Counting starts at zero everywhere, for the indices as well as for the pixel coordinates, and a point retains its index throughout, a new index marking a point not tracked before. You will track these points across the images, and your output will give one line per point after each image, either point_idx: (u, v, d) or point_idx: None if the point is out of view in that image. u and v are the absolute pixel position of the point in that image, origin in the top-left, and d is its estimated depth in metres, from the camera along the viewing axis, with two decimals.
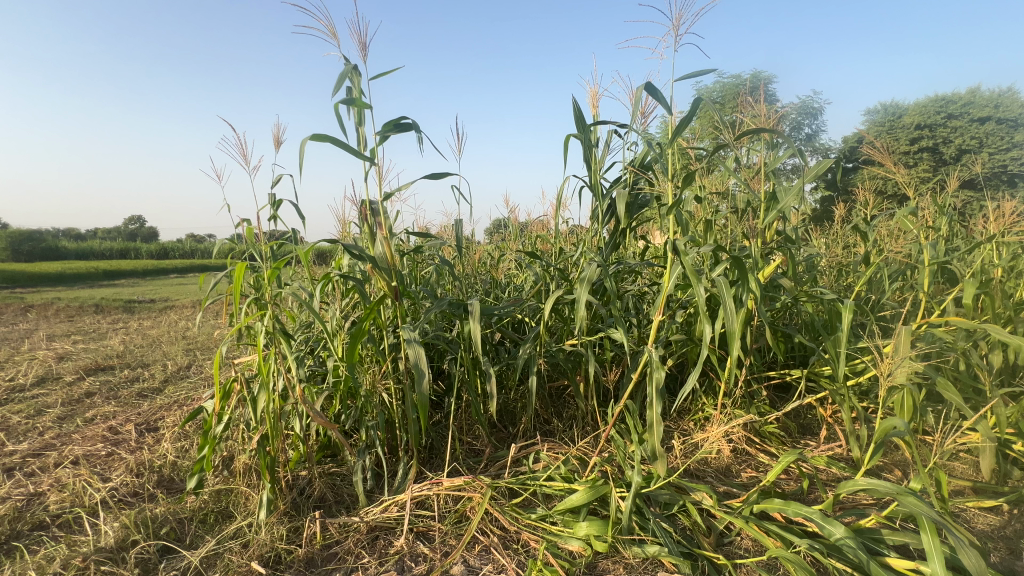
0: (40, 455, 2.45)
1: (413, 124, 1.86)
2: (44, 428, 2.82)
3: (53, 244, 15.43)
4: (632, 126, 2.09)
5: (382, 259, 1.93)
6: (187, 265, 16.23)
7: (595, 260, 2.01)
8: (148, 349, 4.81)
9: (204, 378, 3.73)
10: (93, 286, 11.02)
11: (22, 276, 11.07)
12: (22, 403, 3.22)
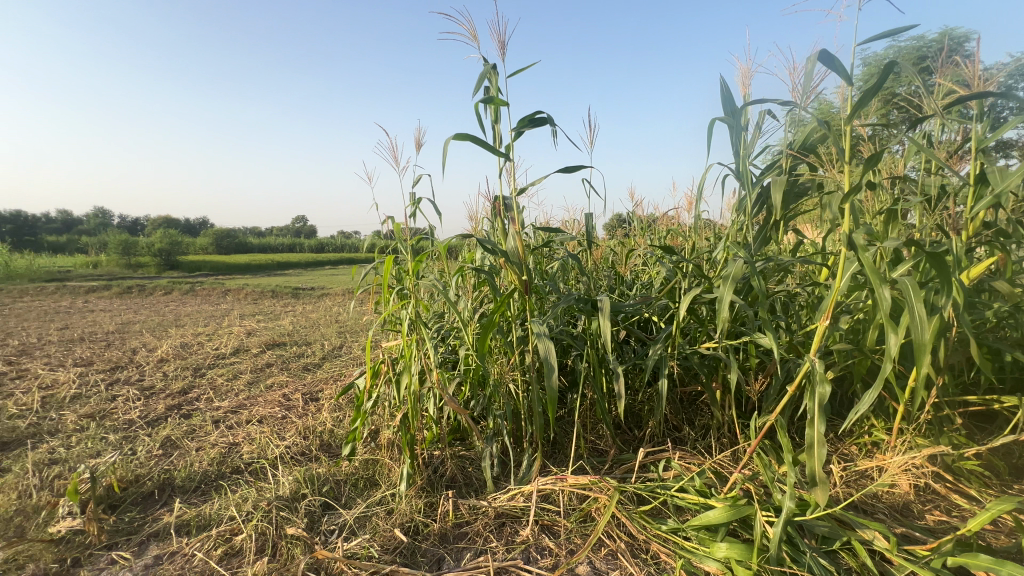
0: (236, 411, 3.00)
1: (548, 119, 1.86)
2: (239, 390, 3.45)
3: (243, 240, 18.85)
4: (794, 104, 1.82)
5: (514, 253, 1.97)
6: (339, 258, 18.65)
7: (741, 255, 1.81)
8: (311, 329, 5.62)
9: (353, 358, 4.24)
10: (271, 275, 13.24)
11: (223, 266, 13.77)
12: (224, 368, 3.99)
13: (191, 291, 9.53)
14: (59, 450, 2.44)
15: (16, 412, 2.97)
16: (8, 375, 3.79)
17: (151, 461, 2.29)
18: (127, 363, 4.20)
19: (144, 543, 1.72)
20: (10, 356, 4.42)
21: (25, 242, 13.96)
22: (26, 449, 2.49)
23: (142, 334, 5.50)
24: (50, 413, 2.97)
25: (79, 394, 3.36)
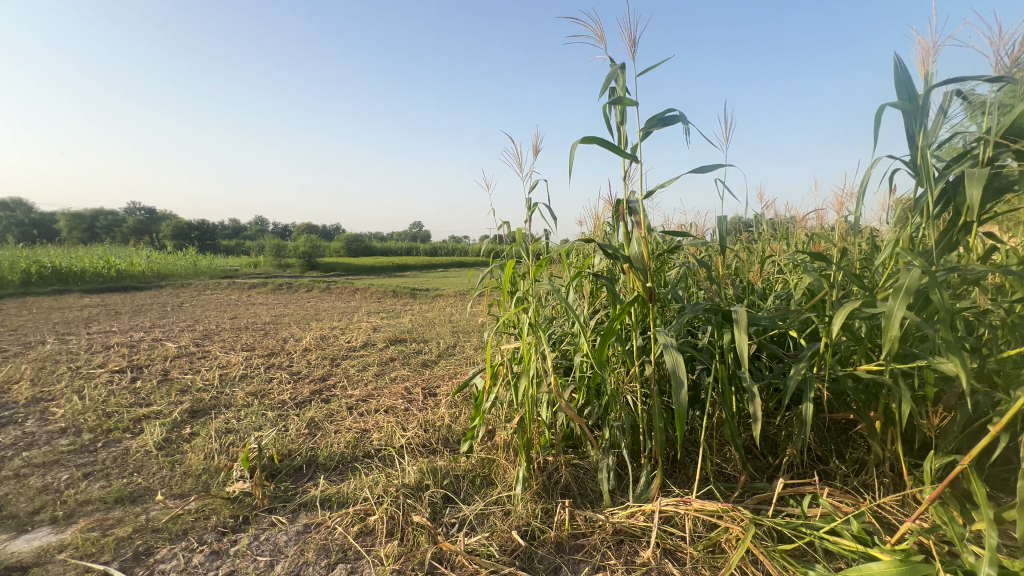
0: (366, 400, 3.30)
1: (680, 117, 1.75)
2: (368, 381, 3.80)
3: (369, 244, 20.87)
4: (1001, 80, 1.49)
5: (638, 259, 1.89)
6: (450, 261, 19.76)
7: (919, 264, 1.53)
8: (427, 327, 6.01)
9: (466, 358, 4.43)
10: (392, 276, 14.46)
11: (352, 268, 15.37)
12: (356, 360, 4.43)
13: (328, 289, 10.76)
14: (233, 421, 2.90)
15: (203, 386, 3.60)
16: (197, 355, 4.63)
17: (300, 438, 2.61)
18: (280, 350, 4.87)
19: (296, 510, 1.95)
20: (197, 339, 5.39)
21: (207, 246, 16.96)
22: (209, 418, 3.00)
23: (291, 326, 6.35)
24: (226, 389, 3.55)
25: (246, 375, 3.97)
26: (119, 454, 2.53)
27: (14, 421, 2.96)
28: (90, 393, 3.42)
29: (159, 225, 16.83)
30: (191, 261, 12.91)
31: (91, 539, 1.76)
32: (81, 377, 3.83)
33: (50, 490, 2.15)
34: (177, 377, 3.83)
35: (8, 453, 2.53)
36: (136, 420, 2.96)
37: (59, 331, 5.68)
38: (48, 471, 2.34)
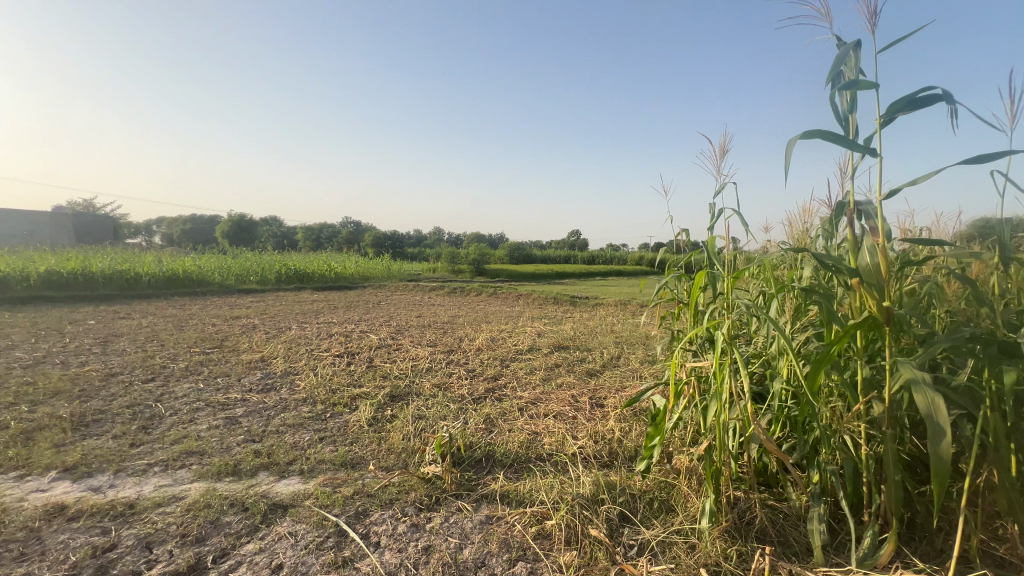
0: (535, 403, 3.42)
1: (942, 95, 1.40)
2: (535, 384, 3.93)
3: (530, 252, 21.87)
4: None
5: (871, 273, 1.56)
6: (609, 270, 19.48)
7: None
8: (589, 336, 5.99)
9: (632, 370, 4.28)
10: (551, 283, 14.86)
11: (515, 275, 16.26)
12: (523, 363, 4.63)
13: (495, 294, 11.57)
14: (423, 408, 3.28)
15: (399, 374, 4.17)
16: (393, 347, 5.40)
17: (479, 432, 2.82)
18: (457, 348, 5.38)
19: (478, 500, 2.10)
20: (393, 333, 6.29)
21: (398, 254, 19.78)
22: (405, 403, 3.44)
23: (465, 326, 6.98)
24: (416, 379, 4.05)
25: (431, 368, 4.48)
26: (342, 424, 3.08)
27: (275, 388, 3.83)
28: (321, 371, 4.24)
29: (364, 235, 20.24)
30: (387, 266, 15.06)
31: (326, 493, 2.16)
32: (315, 357, 4.79)
33: (298, 447, 2.71)
34: (379, 365, 4.51)
35: (272, 412, 3.28)
36: (353, 398, 3.56)
37: (300, 320, 7.22)
38: (297, 431, 2.96)
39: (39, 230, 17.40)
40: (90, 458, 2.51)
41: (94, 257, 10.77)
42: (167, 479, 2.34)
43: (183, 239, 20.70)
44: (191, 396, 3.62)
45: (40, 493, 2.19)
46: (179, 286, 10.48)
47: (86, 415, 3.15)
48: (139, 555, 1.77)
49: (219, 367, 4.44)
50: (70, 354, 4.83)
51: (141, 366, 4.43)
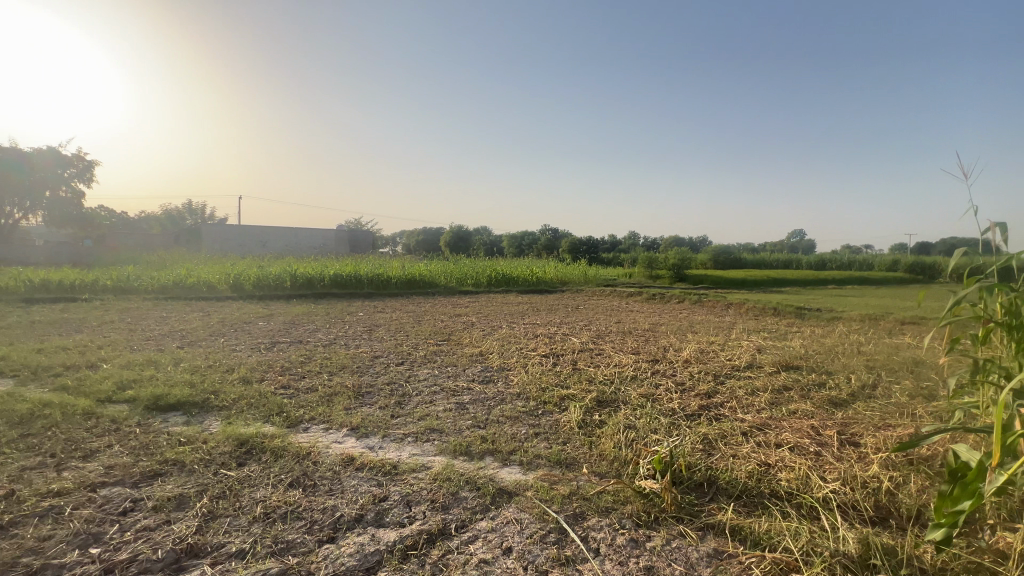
0: (762, 430, 2.98)
1: None
2: (760, 407, 3.44)
3: (740, 256, 19.53)
4: None
5: None
6: (848, 276, 15.96)
7: None
8: (828, 357, 4.97)
9: (897, 405, 3.37)
10: (768, 292, 12.93)
11: (722, 282, 14.74)
12: (742, 381, 4.11)
13: (699, 302, 10.68)
14: (632, 419, 3.19)
15: (604, 380, 4.17)
16: (596, 351, 5.43)
17: (697, 452, 2.59)
18: (662, 358, 5.10)
19: (703, 529, 1.92)
20: (594, 337, 6.35)
21: (594, 259, 20.03)
22: (612, 411, 3.41)
23: (669, 335, 6.59)
24: (622, 387, 3.98)
25: (636, 376, 4.35)
26: (553, 423, 3.21)
27: (493, 381, 4.25)
28: (531, 369, 4.54)
29: (562, 241, 21.12)
30: (584, 270, 15.25)
31: (545, 487, 2.27)
32: (525, 356, 5.15)
33: (517, 438, 2.93)
34: (584, 368, 4.59)
35: (493, 403, 3.63)
36: (561, 399, 3.70)
37: (509, 320, 7.90)
38: (514, 423, 3.21)
39: (329, 244, 23.32)
40: (366, 422, 3.17)
41: (363, 263, 13.88)
42: (418, 450, 2.79)
43: (418, 248, 24.99)
44: (429, 380, 4.28)
45: (337, 444, 2.86)
46: (416, 287, 12.67)
47: (361, 387, 4.02)
48: (403, 509, 2.14)
49: (448, 358, 5.16)
50: (349, 339, 6.27)
51: (394, 351, 5.46)
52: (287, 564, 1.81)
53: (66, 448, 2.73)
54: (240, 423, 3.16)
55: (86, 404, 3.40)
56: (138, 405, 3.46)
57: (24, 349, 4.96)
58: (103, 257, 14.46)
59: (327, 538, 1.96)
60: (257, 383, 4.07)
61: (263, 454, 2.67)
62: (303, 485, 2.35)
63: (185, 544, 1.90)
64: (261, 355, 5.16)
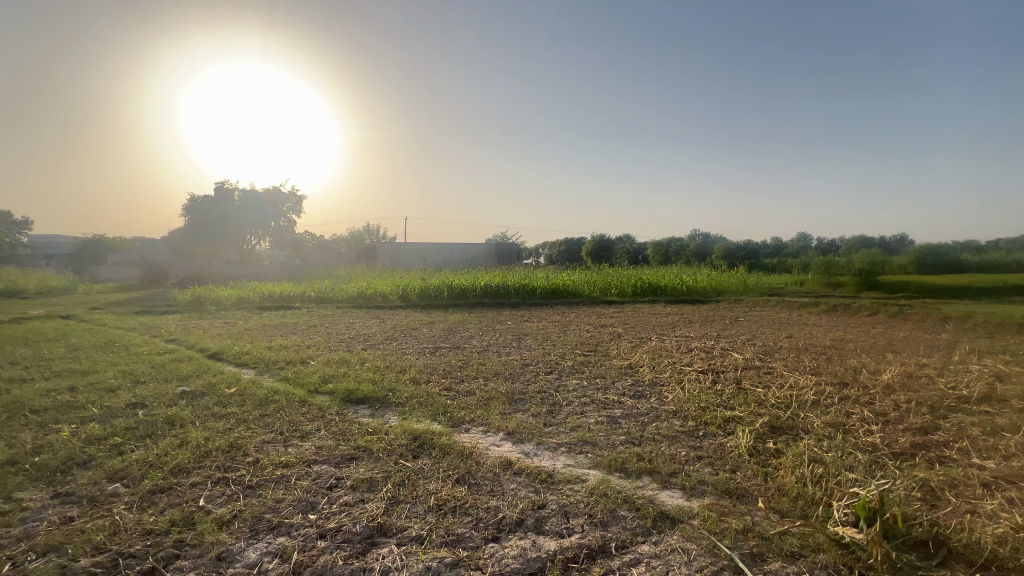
0: (1014, 483, 2.31)
1: None
2: (1008, 453, 2.67)
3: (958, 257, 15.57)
4: None
5: None
6: None
7: None
8: None
9: None
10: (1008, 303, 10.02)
11: (932, 290, 11.92)
12: (975, 417, 3.24)
13: (899, 314, 8.78)
14: (818, 452, 2.74)
15: (777, 403, 3.68)
16: (764, 369, 4.82)
17: (915, 501, 2.11)
18: (853, 382, 4.29)
19: None
20: (760, 353, 5.65)
21: (755, 266, 17.94)
22: (790, 441, 2.98)
23: (860, 355, 5.53)
24: (801, 413, 3.45)
25: (819, 402, 3.73)
26: (718, 447, 2.93)
27: (645, 395, 4.06)
28: (687, 386, 4.22)
29: (715, 246, 19.40)
30: (743, 277, 13.74)
31: (713, 518, 2.08)
32: (679, 370, 4.82)
33: (676, 460, 2.75)
34: (750, 388, 4.10)
35: (647, 419, 3.47)
36: (726, 420, 3.36)
37: (658, 332, 7.49)
38: (671, 443, 3.01)
39: (479, 257, 25.14)
40: (521, 428, 3.29)
41: (510, 274, 14.60)
42: (572, 460, 2.80)
43: (560, 258, 25.39)
44: (579, 391, 4.28)
45: (496, 447, 3.02)
46: (560, 297, 12.86)
47: (514, 394, 4.19)
48: (561, 519, 2.16)
49: (597, 369, 5.09)
50: (500, 346, 6.61)
51: (543, 360, 5.60)
52: (458, 555, 1.96)
53: (289, 428, 3.38)
54: (412, 420, 3.55)
55: (301, 393, 4.18)
56: (336, 397, 4.12)
57: (259, 347, 6.32)
58: (309, 274, 17.81)
59: (491, 536, 2.07)
60: (425, 384, 4.54)
61: (433, 449, 2.95)
62: (468, 483, 2.53)
63: (377, 523, 2.19)
64: (426, 359, 5.74)
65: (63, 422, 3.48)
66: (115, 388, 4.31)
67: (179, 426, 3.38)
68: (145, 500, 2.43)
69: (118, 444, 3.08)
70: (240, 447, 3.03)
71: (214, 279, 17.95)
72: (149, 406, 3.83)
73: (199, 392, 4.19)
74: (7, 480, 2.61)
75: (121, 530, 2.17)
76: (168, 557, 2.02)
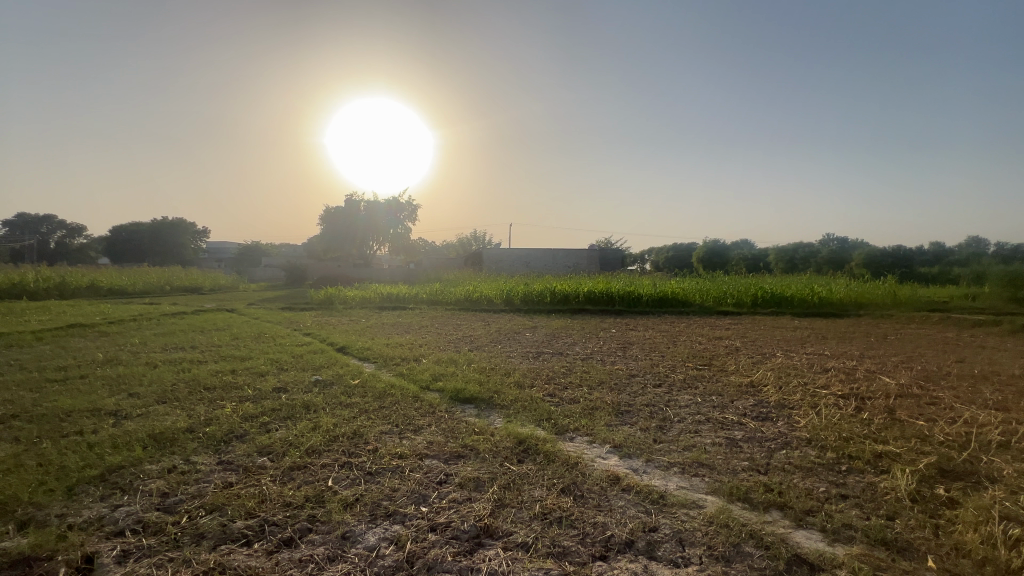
0: None
1: None
2: None
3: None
4: None
5: None
6: None
7: None
8: None
9: None
10: None
11: None
12: None
13: None
14: (1012, 508, 2.21)
15: (948, 441, 3.05)
16: (926, 398, 4.05)
17: None
18: None
19: None
20: (920, 379, 4.76)
21: (907, 275, 15.31)
22: (969, 491, 2.44)
23: None
24: (984, 457, 2.82)
25: (1009, 445, 3.02)
26: (867, 485, 2.51)
27: (771, 418, 3.63)
28: (824, 411, 3.69)
29: (855, 252, 16.92)
30: (892, 288, 11.78)
31: (866, 572, 1.82)
32: (812, 392, 4.24)
33: (813, 496, 2.40)
34: (909, 420, 3.46)
35: (774, 445, 3.08)
36: (878, 455, 2.86)
37: (784, 347, 6.70)
38: (807, 475, 2.64)
39: (582, 263, 24.90)
40: (628, 442, 3.13)
41: (614, 280, 14.22)
42: (686, 483, 2.58)
43: (668, 265, 24.04)
44: (692, 407, 3.97)
45: (602, 460, 2.91)
46: (668, 304, 12.18)
47: (620, 405, 4.02)
48: (676, 547, 2.01)
49: (712, 384, 4.69)
50: (604, 355, 6.42)
51: (651, 372, 5.30)
52: (565, 570, 1.90)
53: (403, 421, 3.60)
54: (517, 423, 3.57)
55: (414, 389, 4.45)
56: (445, 395, 4.31)
57: (378, 343, 6.90)
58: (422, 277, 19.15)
59: (599, 554, 1.99)
60: (528, 388, 4.56)
61: (537, 455, 2.93)
62: (574, 494, 2.46)
63: (483, 523, 2.21)
64: (529, 363, 5.77)
65: (227, 399, 4.11)
66: (265, 373, 4.99)
67: (313, 411, 3.79)
68: (286, 474, 2.75)
69: (266, 423, 3.54)
70: (361, 435, 3.30)
71: (344, 281, 20.20)
72: (290, 391, 4.36)
73: (328, 382, 4.67)
74: (187, 445, 3.14)
75: (267, 499, 2.47)
76: (302, 529, 2.24)
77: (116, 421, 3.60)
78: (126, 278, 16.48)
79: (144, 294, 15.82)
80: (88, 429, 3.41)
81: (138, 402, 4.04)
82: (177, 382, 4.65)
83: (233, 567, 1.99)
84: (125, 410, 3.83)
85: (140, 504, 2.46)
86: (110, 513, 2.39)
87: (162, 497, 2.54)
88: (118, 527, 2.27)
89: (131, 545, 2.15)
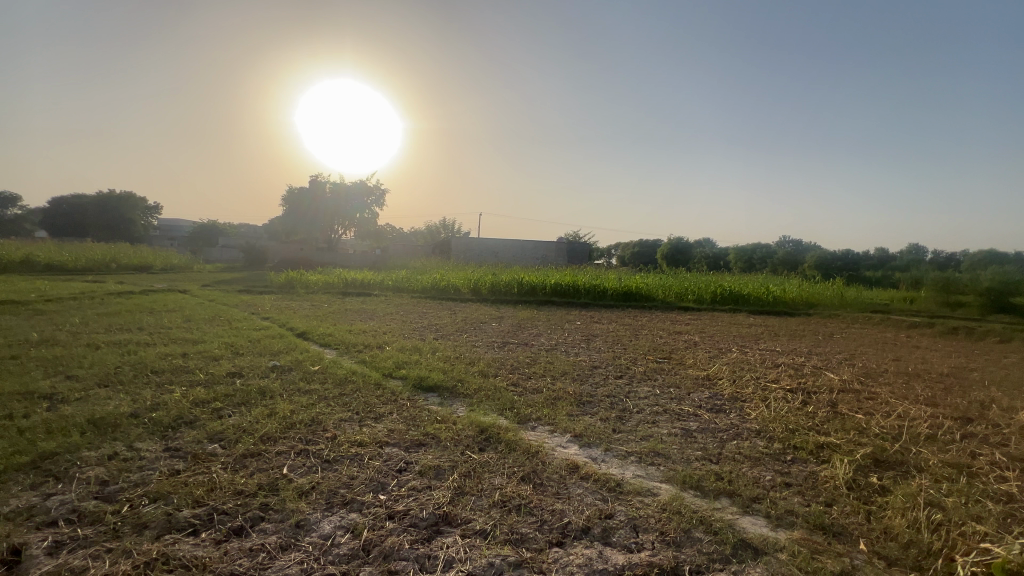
0: None
1: None
2: None
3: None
4: None
5: None
6: None
7: None
8: None
9: None
10: None
11: None
12: None
13: None
14: (935, 495, 2.40)
15: (883, 433, 3.26)
16: (865, 394, 4.31)
17: None
18: (981, 419, 3.72)
19: None
20: (861, 375, 5.06)
21: (854, 279, 16.20)
22: (899, 479, 2.63)
23: (988, 388, 4.78)
24: (913, 447, 3.04)
25: (936, 437, 3.27)
26: (808, 474, 2.66)
27: (724, 410, 3.78)
28: (773, 404, 3.88)
29: (808, 254, 17.73)
30: (840, 289, 12.46)
31: (805, 554, 1.93)
32: (764, 387, 4.44)
33: (760, 484, 2.52)
34: (849, 413, 3.68)
35: (726, 436, 3.22)
36: (820, 446, 3.03)
37: (739, 343, 6.98)
38: (755, 465, 2.77)
39: (550, 256, 25.10)
40: (589, 431, 3.20)
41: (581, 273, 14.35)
42: (642, 472, 2.66)
43: (634, 260, 24.53)
44: (651, 399, 4.07)
45: (562, 448, 2.96)
46: (632, 298, 12.43)
47: (582, 396, 4.08)
48: (629, 533, 2.07)
49: (671, 377, 4.82)
50: (568, 346, 6.49)
51: (613, 364, 5.40)
52: (521, 556, 1.93)
53: (364, 409, 3.54)
54: (479, 412, 3.57)
55: (375, 377, 4.36)
56: (407, 383, 4.25)
57: (341, 329, 6.72)
58: (389, 263, 18.82)
59: (556, 540, 2.03)
60: (493, 378, 4.56)
61: (499, 444, 2.94)
62: (533, 482, 2.49)
63: (442, 511, 2.21)
64: (495, 353, 5.76)
65: (176, 383, 3.92)
66: (219, 357, 4.79)
67: (269, 397, 3.67)
68: (238, 462, 2.65)
69: (218, 408, 3.40)
70: (320, 423, 3.22)
71: (306, 264, 19.63)
72: (245, 375, 4.21)
73: (287, 367, 4.53)
74: (130, 431, 2.97)
75: (217, 487, 2.38)
76: (254, 517, 2.17)
77: (51, 405, 3.38)
78: (67, 253, 15.37)
79: (88, 271, 14.82)
80: (18, 414, 3.17)
81: (77, 385, 3.79)
82: (120, 364, 4.40)
83: (177, 557, 1.91)
84: (61, 393, 3.59)
85: (76, 492, 2.32)
86: (42, 502, 2.25)
87: (101, 485, 2.40)
88: (51, 516, 2.14)
89: (64, 535, 2.03)
